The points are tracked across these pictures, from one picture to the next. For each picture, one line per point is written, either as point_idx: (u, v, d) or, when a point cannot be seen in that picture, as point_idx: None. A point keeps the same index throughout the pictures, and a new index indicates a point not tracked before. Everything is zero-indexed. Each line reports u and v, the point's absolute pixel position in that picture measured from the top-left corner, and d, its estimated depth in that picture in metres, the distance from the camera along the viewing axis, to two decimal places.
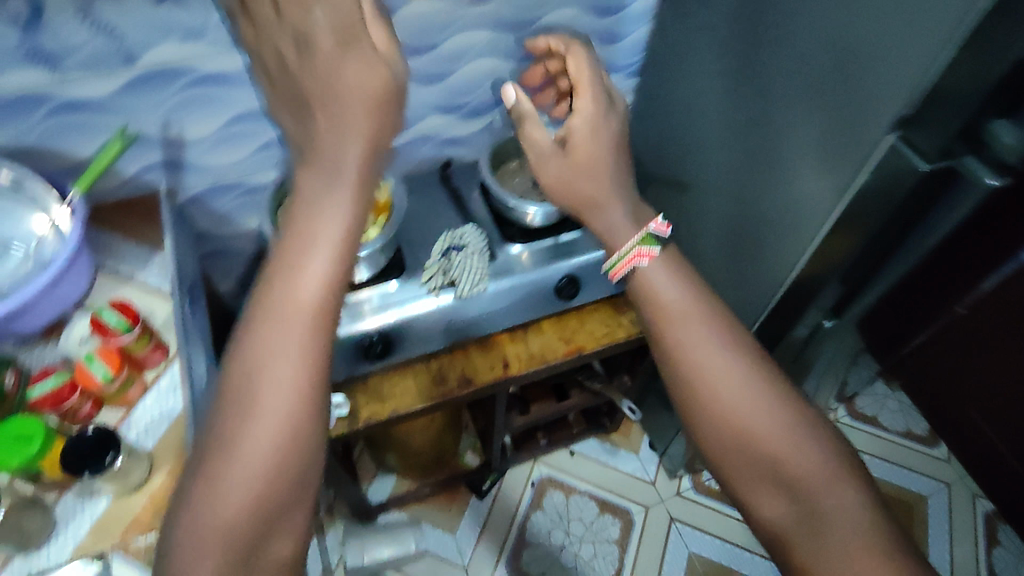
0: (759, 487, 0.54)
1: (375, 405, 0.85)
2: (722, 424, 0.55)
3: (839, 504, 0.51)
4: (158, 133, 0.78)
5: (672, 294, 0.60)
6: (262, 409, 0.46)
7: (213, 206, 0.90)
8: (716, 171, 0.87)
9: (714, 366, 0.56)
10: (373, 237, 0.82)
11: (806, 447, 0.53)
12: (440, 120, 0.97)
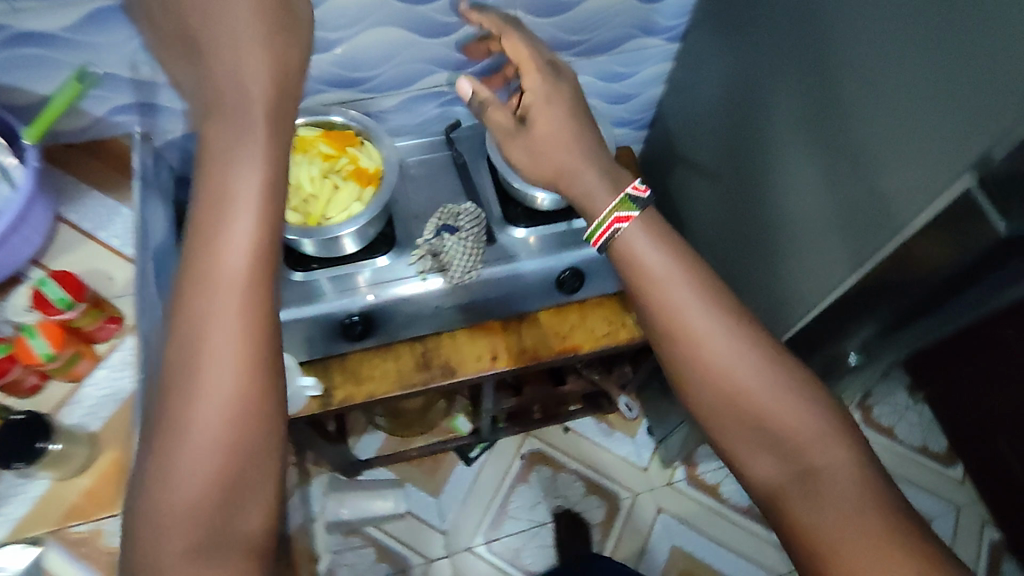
0: (750, 448, 0.54)
1: (350, 387, 0.84)
2: (712, 386, 0.54)
3: (829, 464, 0.51)
4: (126, 75, 0.72)
5: (659, 256, 0.58)
6: (210, 380, 0.45)
7: (193, 153, 0.85)
8: (748, 181, 0.79)
9: (700, 330, 0.55)
10: (354, 213, 0.73)
11: (797, 410, 0.52)
12: (449, 76, 0.85)
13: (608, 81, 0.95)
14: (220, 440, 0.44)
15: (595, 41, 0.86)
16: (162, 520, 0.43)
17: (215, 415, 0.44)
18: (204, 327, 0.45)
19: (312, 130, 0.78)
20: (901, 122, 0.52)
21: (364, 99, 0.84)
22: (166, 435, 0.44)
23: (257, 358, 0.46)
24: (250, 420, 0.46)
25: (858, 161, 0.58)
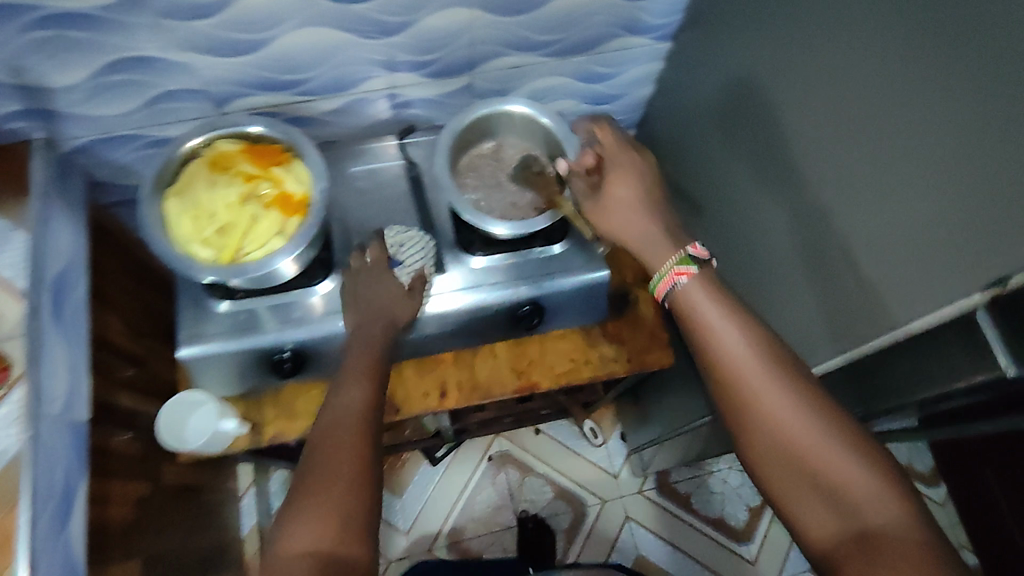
0: (813, 517, 0.48)
1: (282, 422, 0.78)
2: (777, 451, 0.49)
3: (895, 529, 0.44)
4: (10, 80, 0.61)
5: (718, 312, 0.54)
6: (343, 416, 0.60)
7: (108, 158, 0.75)
8: (733, 228, 0.72)
9: (764, 395, 0.50)
10: (277, 248, 0.64)
11: (868, 481, 0.46)
12: (402, 77, 0.74)
13: (587, 82, 0.83)
14: (350, 482, 0.55)
15: (570, 41, 0.74)
16: (299, 539, 0.52)
17: (346, 461, 0.56)
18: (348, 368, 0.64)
19: (232, 145, 0.67)
20: (904, 222, 0.46)
21: (300, 102, 0.73)
22: (310, 463, 0.57)
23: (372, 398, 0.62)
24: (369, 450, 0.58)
25: (844, 257, 0.53)
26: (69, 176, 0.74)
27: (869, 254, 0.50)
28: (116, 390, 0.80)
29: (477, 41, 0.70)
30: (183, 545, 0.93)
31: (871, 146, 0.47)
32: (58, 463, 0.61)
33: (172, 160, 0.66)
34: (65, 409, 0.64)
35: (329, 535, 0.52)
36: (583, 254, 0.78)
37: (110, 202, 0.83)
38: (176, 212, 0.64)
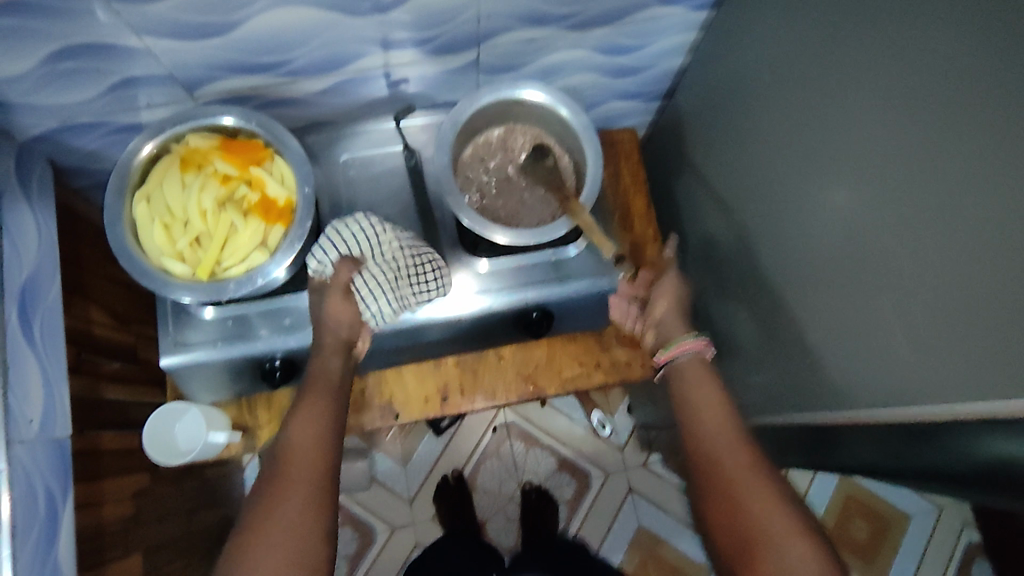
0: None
1: (278, 426, 0.75)
2: (732, 521, 0.55)
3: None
4: None
5: (706, 394, 0.62)
6: (299, 448, 0.58)
7: (74, 145, 0.67)
8: (776, 241, 0.65)
9: (734, 468, 0.57)
10: (261, 264, 0.57)
11: (810, 561, 0.51)
12: (398, 56, 0.64)
13: (610, 54, 0.73)
14: (303, 524, 0.54)
15: (593, 12, 0.64)
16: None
17: (299, 503, 0.55)
18: (302, 395, 0.60)
19: (204, 139, 0.59)
20: (995, 279, 0.40)
21: (281, 83, 0.64)
22: (262, 499, 0.56)
23: (327, 429, 0.59)
24: (325, 486, 0.57)
25: (902, 317, 0.48)
26: (34, 165, 0.67)
27: (934, 324, 0.45)
28: (106, 388, 0.76)
29: (483, 17, 0.60)
30: (186, 529, 0.92)
31: (972, 204, 0.41)
32: (39, 488, 0.59)
33: (134, 158, 0.58)
34: (43, 429, 0.61)
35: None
36: (596, 257, 0.72)
37: (84, 186, 0.76)
38: (144, 219, 0.57)
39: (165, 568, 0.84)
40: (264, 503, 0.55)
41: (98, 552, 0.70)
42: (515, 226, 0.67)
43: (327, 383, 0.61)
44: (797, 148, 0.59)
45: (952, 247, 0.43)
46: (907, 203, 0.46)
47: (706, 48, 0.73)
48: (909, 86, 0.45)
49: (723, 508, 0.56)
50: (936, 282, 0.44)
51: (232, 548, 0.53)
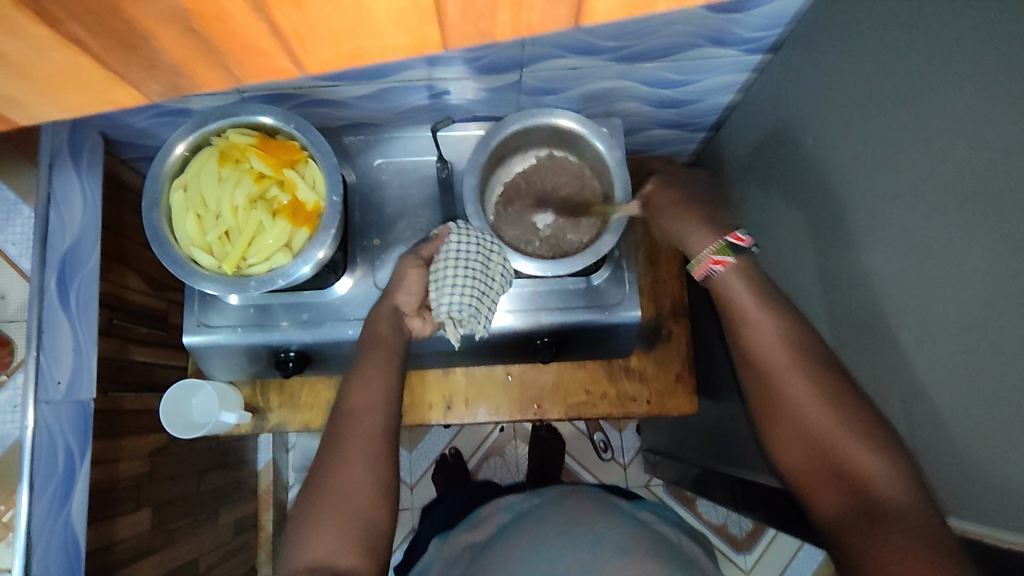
0: (820, 491, 0.50)
1: (286, 411, 0.80)
2: (799, 440, 0.52)
3: (895, 503, 0.45)
4: None
5: (766, 327, 0.55)
6: (359, 414, 0.57)
7: (125, 123, 0.70)
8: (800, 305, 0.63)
9: (796, 388, 0.52)
10: (285, 265, 0.59)
11: (895, 484, 0.46)
12: (441, 71, 0.64)
13: (655, 86, 0.72)
14: (365, 481, 0.54)
15: (640, 47, 0.63)
16: (344, 473, 0.54)
17: (359, 463, 0.54)
18: (361, 362, 0.60)
19: (244, 135, 0.61)
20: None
21: (323, 86, 0.65)
22: (324, 467, 0.55)
23: (387, 392, 0.59)
24: (383, 446, 0.57)
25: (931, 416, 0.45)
26: (88, 139, 0.70)
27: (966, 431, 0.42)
28: (135, 351, 0.79)
29: (528, 44, 0.60)
30: (196, 487, 0.96)
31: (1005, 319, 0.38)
32: (59, 447, 0.64)
33: (174, 149, 0.60)
34: (70, 391, 0.65)
35: (343, 549, 0.50)
36: (619, 288, 0.71)
37: (131, 158, 0.79)
38: (180, 208, 0.59)
39: (172, 523, 0.88)
40: (326, 467, 0.55)
41: (110, 504, 0.74)
42: (516, 248, 0.68)
43: (384, 348, 0.61)
44: (825, 216, 0.57)
45: (980, 357, 0.40)
46: (934, 301, 0.44)
47: (756, 91, 0.71)
48: (935, 185, 0.43)
49: (797, 434, 0.52)
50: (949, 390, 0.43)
51: (302, 515, 0.53)
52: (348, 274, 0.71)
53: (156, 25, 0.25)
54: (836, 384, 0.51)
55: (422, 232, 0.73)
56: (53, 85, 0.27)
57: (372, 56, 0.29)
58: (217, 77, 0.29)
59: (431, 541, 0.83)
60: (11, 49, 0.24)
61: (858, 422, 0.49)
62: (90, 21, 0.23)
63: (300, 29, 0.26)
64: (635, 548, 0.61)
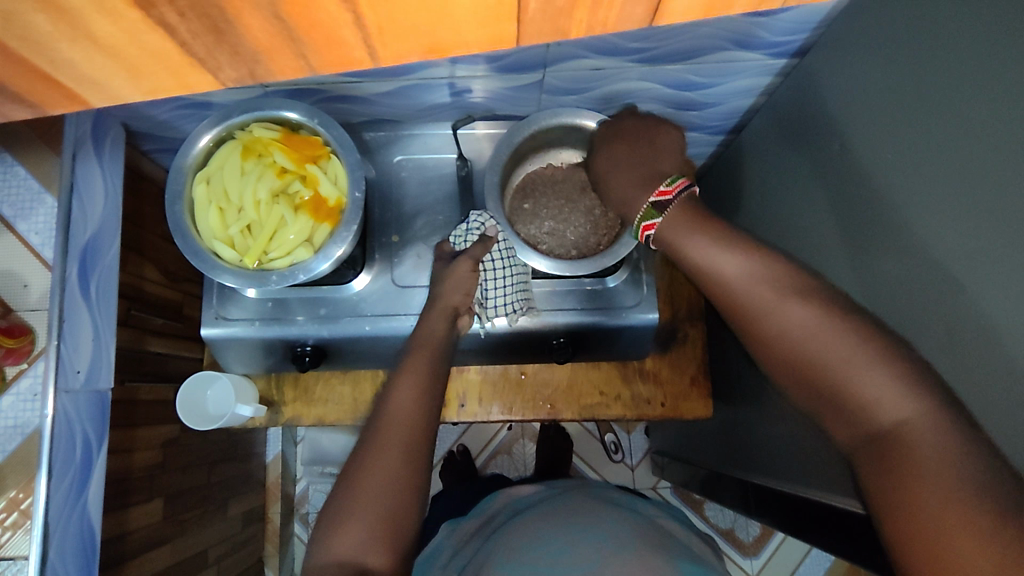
0: (833, 423, 0.46)
1: (300, 405, 0.80)
2: (785, 364, 0.48)
3: (905, 422, 0.41)
4: None
5: (740, 263, 0.51)
6: (399, 414, 0.57)
7: (147, 114, 0.70)
8: None
9: (782, 317, 0.48)
10: (307, 260, 0.59)
11: (885, 384, 0.42)
12: (465, 69, 0.64)
13: (677, 89, 0.72)
14: (399, 480, 0.53)
15: (665, 49, 0.63)
16: (379, 464, 0.54)
17: (395, 458, 0.54)
18: (406, 362, 0.60)
19: (267, 129, 0.61)
20: None
21: (346, 83, 0.65)
22: (359, 461, 0.55)
23: (429, 397, 0.58)
24: (420, 448, 0.56)
25: None
26: (113, 130, 0.70)
27: None
28: (151, 342, 0.80)
29: (552, 45, 0.59)
30: (207, 479, 0.97)
31: None
32: (78, 436, 0.64)
33: (198, 142, 0.60)
34: (89, 380, 0.66)
35: (370, 545, 0.51)
36: (637, 290, 0.71)
37: (151, 150, 0.79)
38: (202, 201, 0.60)
39: (184, 514, 0.88)
40: (361, 460, 0.55)
41: (124, 494, 0.74)
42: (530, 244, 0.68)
43: (426, 349, 0.61)
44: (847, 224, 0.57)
45: None
46: None
47: (780, 95, 0.71)
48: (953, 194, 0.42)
49: (782, 360, 0.48)
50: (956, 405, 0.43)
51: (331, 505, 0.53)
52: (366, 270, 0.71)
53: (247, 11, 0.26)
54: (820, 307, 0.47)
55: (440, 230, 0.73)
56: (140, 68, 0.29)
57: (451, 44, 0.31)
58: (294, 64, 0.31)
59: (441, 526, 0.83)
60: (105, 32, 0.26)
61: (860, 343, 0.44)
62: (187, 7, 0.25)
63: (383, 21, 0.28)
64: (640, 543, 0.61)
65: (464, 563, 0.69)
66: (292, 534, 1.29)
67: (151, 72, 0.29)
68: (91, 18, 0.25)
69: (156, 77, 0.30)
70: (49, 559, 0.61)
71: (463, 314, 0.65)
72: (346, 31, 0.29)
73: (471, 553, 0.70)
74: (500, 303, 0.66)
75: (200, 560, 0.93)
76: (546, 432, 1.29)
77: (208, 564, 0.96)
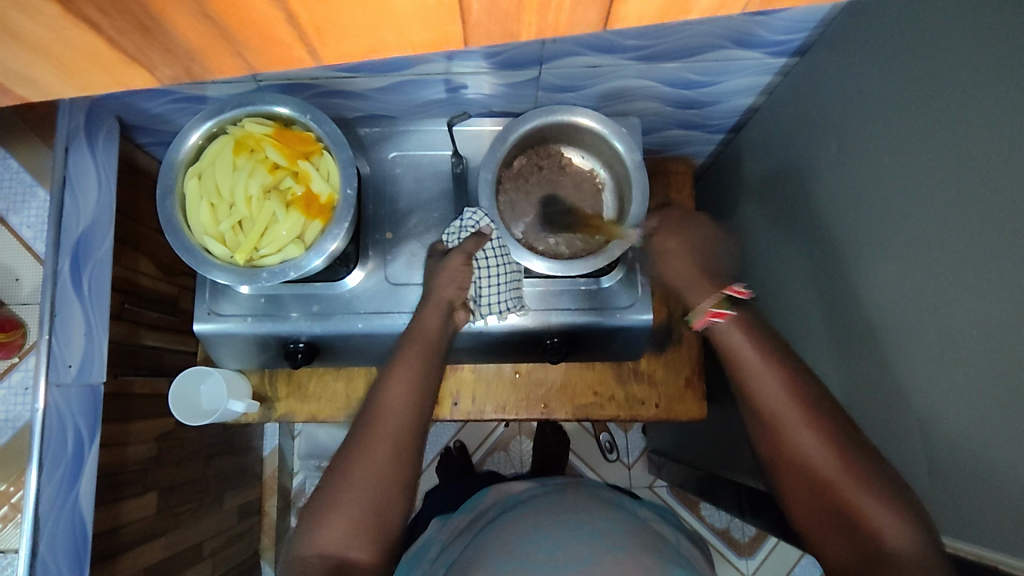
0: (832, 544, 0.48)
1: (293, 401, 0.80)
2: (801, 484, 0.50)
3: (911, 557, 0.44)
4: None
5: (769, 378, 0.53)
6: (390, 409, 0.56)
7: (141, 108, 0.70)
8: (820, 312, 0.62)
9: (803, 439, 0.50)
10: (297, 257, 0.59)
11: (897, 524, 0.45)
12: (460, 65, 0.64)
13: (677, 86, 0.71)
14: (387, 475, 0.53)
15: (663, 47, 0.62)
16: (365, 459, 0.53)
17: (385, 453, 0.54)
18: (401, 353, 0.60)
19: (260, 125, 0.60)
20: None
21: (340, 77, 0.65)
22: (348, 452, 0.54)
23: (421, 392, 0.58)
24: (411, 443, 0.56)
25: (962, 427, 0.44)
26: (105, 122, 0.70)
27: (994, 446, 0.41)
28: (146, 335, 0.80)
29: (548, 41, 0.59)
30: (202, 472, 0.97)
31: None
32: (69, 430, 0.65)
33: (190, 137, 0.60)
34: (80, 374, 0.66)
35: (355, 538, 0.50)
36: (631, 290, 0.71)
37: (146, 144, 0.79)
38: (194, 196, 0.59)
39: (178, 507, 0.88)
40: (348, 455, 0.54)
41: (116, 488, 0.74)
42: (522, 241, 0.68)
43: (424, 342, 0.60)
44: (847, 224, 0.56)
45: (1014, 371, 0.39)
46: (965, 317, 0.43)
47: (780, 95, 0.70)
48: (968, 206, 0.43)
49: (799, 479, 0.50)
50: (969, 415, 0.43)
51: (317, 496, 0.53)
52: (360, 267, 0.70)
53: (172, 9, 0.26)
54: (841, 435, 0.50)
55: (435, 227, 0.72)
56: (68, 66, 0.29)
57: (391, 43, 0.30)
58: (232, 62, 0.31)
59: (430, 521, 0.82)
60: (27, 29, 0.26)
61: (876, 478, 0.47)
62: (107, 4, 0.25)
63: (316, 20, 0.27)
64: (631, 542, 0.60)
65: (453, 558, 0.68)
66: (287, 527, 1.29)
67: (82, 71, 0.29)
68: (10, 15, 0.24)
69: (88, 76, 0.30)
70: (39, 551, 0.62)
71: (460, 310, 0.65)
72: (282, 33, 0.28)
73: (460, 548, 0.69)
74: (494, 300, 0.66)
75: (194, 553, 0.93)
76: (544, 430, 1.28)
77: (202, 557, 0.96)
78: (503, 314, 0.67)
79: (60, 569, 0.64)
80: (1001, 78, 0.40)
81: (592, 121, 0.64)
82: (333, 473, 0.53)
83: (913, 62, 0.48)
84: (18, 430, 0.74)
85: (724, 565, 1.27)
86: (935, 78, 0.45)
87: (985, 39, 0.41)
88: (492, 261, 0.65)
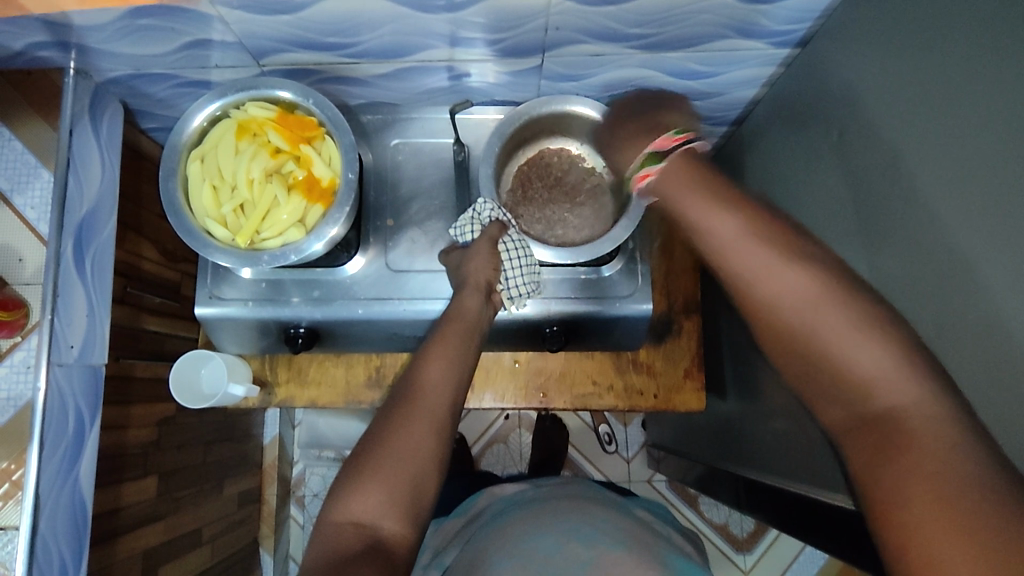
0: (826, 401, 0.42)
1: (293, 387, 0.81)
2: (782, 338, 0.43)
3: (909, 406, 0.37)
4: (38, 25, 0.55)
5: (782, 274, 0.43)
6: (429, 386, 0.55)
7: (144, 92, 0.70)
8: None
9: (769, 284, 0.44)
10: (299, 241, 0.59)
11: (892, 370, 0.39)
12: (463, 53, 0.64)
13: (680, 77, 0.71)
14: (424, 451, 0.52)
15: (665, 36, 0.62)
16: (403, 437, 0.52)
17: (421, 429, 0.53)
18: (439, 335, 0.59)
19: (262, 109, 0.61)
20: None
21: (344, 63, 0.65)
22: (381, 430, 0.53)
23: (457, 372, 0.57)
24: (448, 423, 0.55)
25: None
26: (106, 104, 0.70)
27: None
28: (147, 321, 0.80)
29: (551, 28, 0.59)
30: (203, 457, 0.97)
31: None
32: (70, 410, 0.65)
33: (192, 120, 0.60)
34: (82, 355, 0.67)
35: (389, 512, 0.50)
36: (632, 280, 0.71)
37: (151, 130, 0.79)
38: (196, 179, 0.60)
39: (177, 492, 0.89)
40: (382, 432, 0.53)
41: (116, 470, 0.74)
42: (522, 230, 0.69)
43: (463, 325, 0.60)
44: (846, 215, 0.57)
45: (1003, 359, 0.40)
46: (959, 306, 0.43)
47: (781, 86, 0.70)
48: (960, 192, 0.43)
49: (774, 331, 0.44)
50: None
51: (352, 465, 0.52)
52: (360, 253, 0.71)
53: None
54: (816, 273, 0.43)
55: (436, 214, 0.73)
56: None
57: None
58: None
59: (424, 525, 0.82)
60: None
61: (860, 319, 0.40)
62: None
63: None
64: (627, 541, 0.61)
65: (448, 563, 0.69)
66: (287, 516, 1.30)
67: None
68: None
69: None
70: (39, 529, 0.62)
71: (494, 292, 0.63)
72: None
73: (455, 552, 0.70)
74: (517, 283, 0.64)
75: (193, 539, 0.93)
76: (543, 423, 1.29)
77: (202, 542, 0.97)
78: (516, 303, 0.66)
79: (59, 550, 0.64)
80: (998, 66, 0.40)
81: (589, 108, 0.64)
82: (365, 450, 0.53)
83: (911, 51, 0.48)
84: (19, 409, 0.66)
85: (722, 565, 1.27)
86: (931, 65, 0.45)
87: (981, 26, 0.41)
88: (513, 247, 0.64)
